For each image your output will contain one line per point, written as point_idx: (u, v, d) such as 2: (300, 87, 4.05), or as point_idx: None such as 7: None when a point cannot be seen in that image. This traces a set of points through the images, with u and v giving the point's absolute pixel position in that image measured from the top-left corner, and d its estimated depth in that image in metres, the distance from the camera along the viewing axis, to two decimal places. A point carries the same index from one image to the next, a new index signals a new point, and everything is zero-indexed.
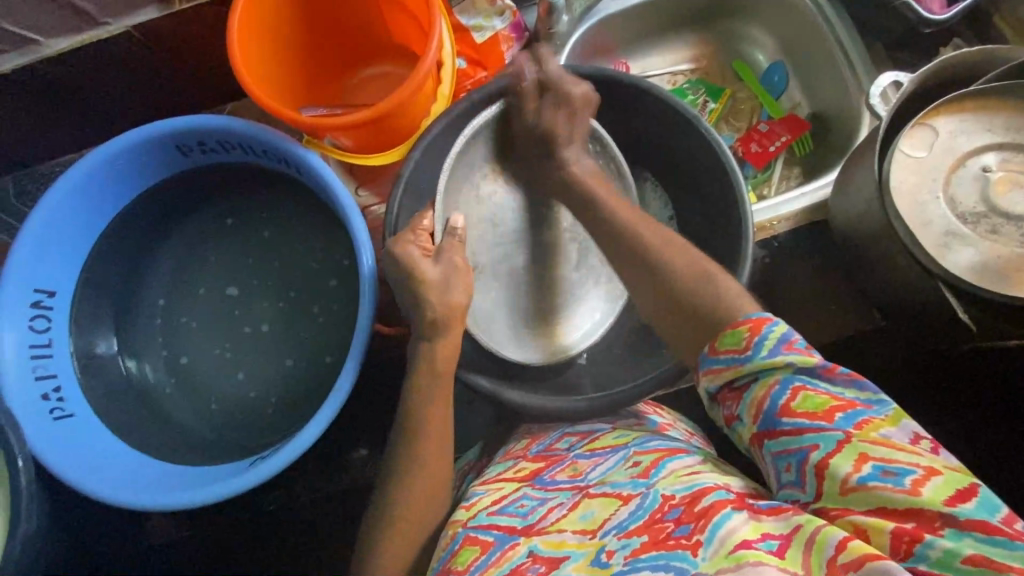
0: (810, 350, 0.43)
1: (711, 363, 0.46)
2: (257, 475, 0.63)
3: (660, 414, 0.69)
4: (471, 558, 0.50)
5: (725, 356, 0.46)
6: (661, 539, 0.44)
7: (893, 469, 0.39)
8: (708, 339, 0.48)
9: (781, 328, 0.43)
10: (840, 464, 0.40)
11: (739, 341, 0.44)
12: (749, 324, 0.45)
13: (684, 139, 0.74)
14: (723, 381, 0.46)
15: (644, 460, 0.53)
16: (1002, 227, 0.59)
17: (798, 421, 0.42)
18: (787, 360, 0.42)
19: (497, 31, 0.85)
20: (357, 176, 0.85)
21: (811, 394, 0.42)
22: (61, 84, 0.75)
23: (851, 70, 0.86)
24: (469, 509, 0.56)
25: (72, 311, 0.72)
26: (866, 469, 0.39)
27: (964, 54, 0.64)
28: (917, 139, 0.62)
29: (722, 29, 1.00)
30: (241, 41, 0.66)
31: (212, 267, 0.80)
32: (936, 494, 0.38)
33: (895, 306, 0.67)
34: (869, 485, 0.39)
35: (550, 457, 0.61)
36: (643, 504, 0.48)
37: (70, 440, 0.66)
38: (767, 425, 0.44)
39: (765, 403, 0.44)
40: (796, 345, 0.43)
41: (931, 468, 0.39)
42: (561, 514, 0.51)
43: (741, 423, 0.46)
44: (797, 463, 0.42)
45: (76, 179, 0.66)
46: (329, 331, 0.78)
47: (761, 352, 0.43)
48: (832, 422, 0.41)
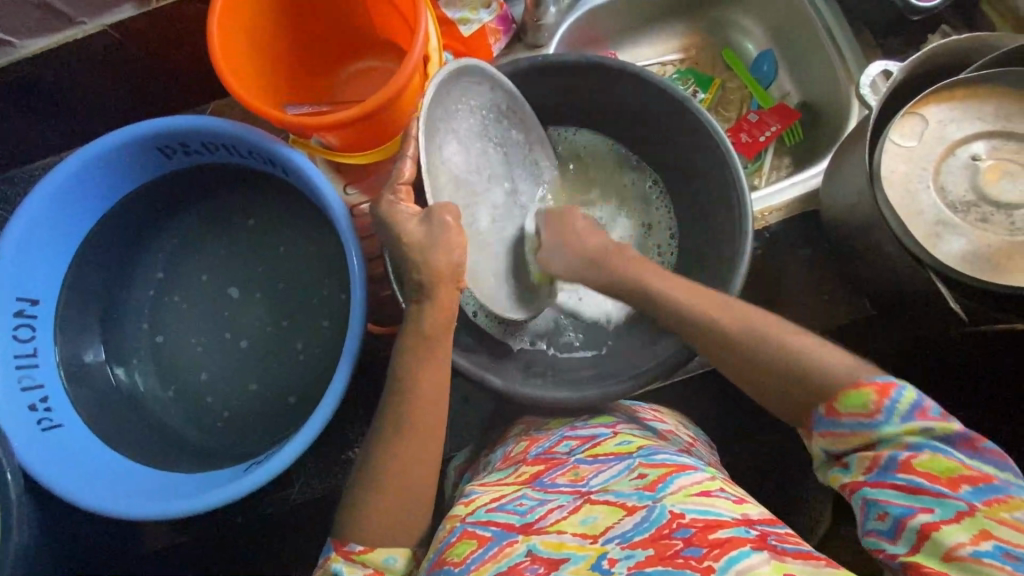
0: (947, 419, 0.42)
1: (831, 423, 0.46)
2: (253, 480, 0.62)
3: (662, 420, 0.70)
4: (467, 551, 0.50)
5: (848, 417, 0.45)
6: (669, 555, 0.44)
7: (1016, 554, 0.37)
8: (825, 400, 0.47)
9: (914, 394, 0.43)
10: (954, 533, 0.39)
11: (867, 403, 0.44)
12: (876, 386, 0.44)
13: (677, 129, 0.74)
14: (847, 441, 0.45)
15: (650, 473, 0.53)
16: (992, 215, 0.59)
17: (914, 479, 0.41)
18: (923, 427, 0.42)
19: (485, 23, 0.83)
20: (346, 175, 0.84)
21: (939, 458, 0.41)
22: (37, 85, 0.73)
23: (840, 58, 0.86)
24: (466, 506, 0.56)
25: (57, 319, 0.71)
26: (983, 546, 0.38)
27: (956, 42, 0.63)
28: (907, 129, 0.62)
29: (711, 17, 0.99)
30: (222, 39, 0.64)
31: (199, 270, 0.78)
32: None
33: (887, 294, 0.67)
34: (983, 561, 0.37)
35: (550, 460, 0.61)
36: (649, 517, 0.48)
37: (57, 451, 0.65)
38: (876, 476, 0.43)
39: (882, 457, 0.43)
40: (932, 412, 0.43)
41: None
42: (560, 516, 0.51)
43: (845, 470, 0.45)
44: (897, 518, 0.41)
45: (55, 185, 0.65)
46: (319, 333, 0.77)
47: (891, 415, 0.43)
48: (956, 491, 0.40)
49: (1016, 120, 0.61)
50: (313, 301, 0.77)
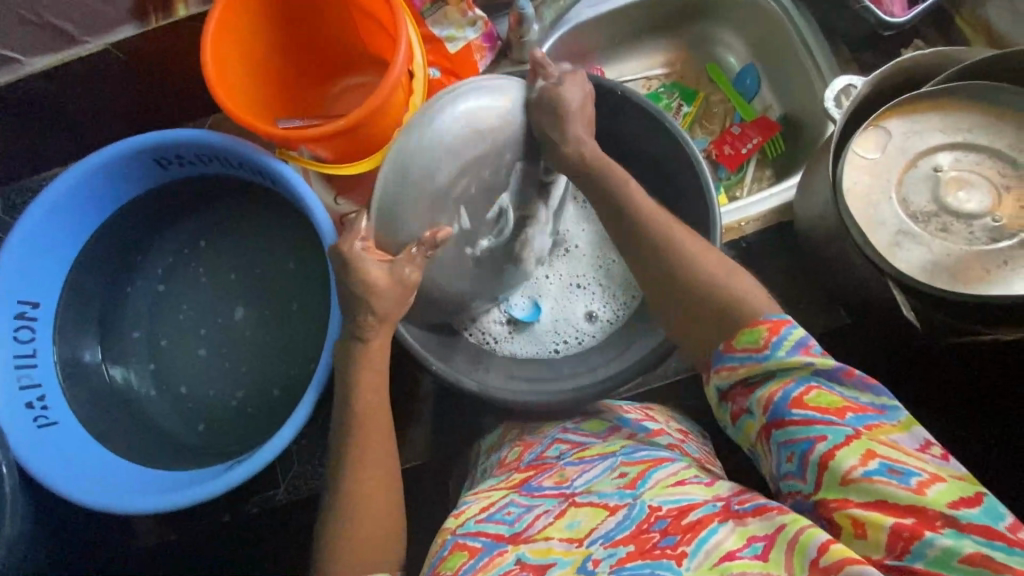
0: (826, 354, 0.46)
1: (726, 359, 0.49)
2: (233, 477, 0.65)
3: (652, 419, 0.68)
4: (459, 564, 0.51)
5: (743, 352, 0.48)
6: (648, 549, 0.46)
7: (899, 468, 0.41)
8: (723, 337, 0.51)
9: (799, 332, 0.46)
10: (846, 457, 0.42)
11: (758, 340, 0.47)
12: (769, 324, 0.48)
13: (654, 141, 0.76)
14: (736, 377, 0.49)
15: (631, 471, 0.54)
16: (952, 225, 0.60)
17: (807, 413, 0.44)
18: (805, 360, 0.45)
19: (470, 41, 0.87)
20: (335, 186, 0.87)
21: (826, 392, 0.44)
22: (45, 99, 0.77)
23: (817, 74, 0.88)
24: (458, 517, 0.57)
25: (56, 322, 0.74)
26: (872, 465, 0.41)
27: (916, 57, 0.65)
28: (870, 141, 0.63)
29: (693, 33, 1.02)
30: (216, 57, 0.68)
31: (192, 275, 0.82)
32: (940, 497, 0.39)
33: (854, 300, 0.68)
34: (873, 478, 0.41)
35: (541, 465, 0.61)
36: (631, 514, 0.49)
37: (53, 447, 0.68)
38: (775, 416, 0.46)
39: (776, 396, 0.46)
40: (813, 350, 0.46)
41: (935, 474, 0.40)
42: (547, 522, 0.52)
43: (750, 414, 0.48)
44: (801, 454, 0.44)
45: (56, 194, 0.69)
46: (306, 338, 0.80)
47: (779, 351, 0.46)
48: (843, 419, 0.43)
49: (978, 133, 0.63)
50: (303, 304, 0.80)
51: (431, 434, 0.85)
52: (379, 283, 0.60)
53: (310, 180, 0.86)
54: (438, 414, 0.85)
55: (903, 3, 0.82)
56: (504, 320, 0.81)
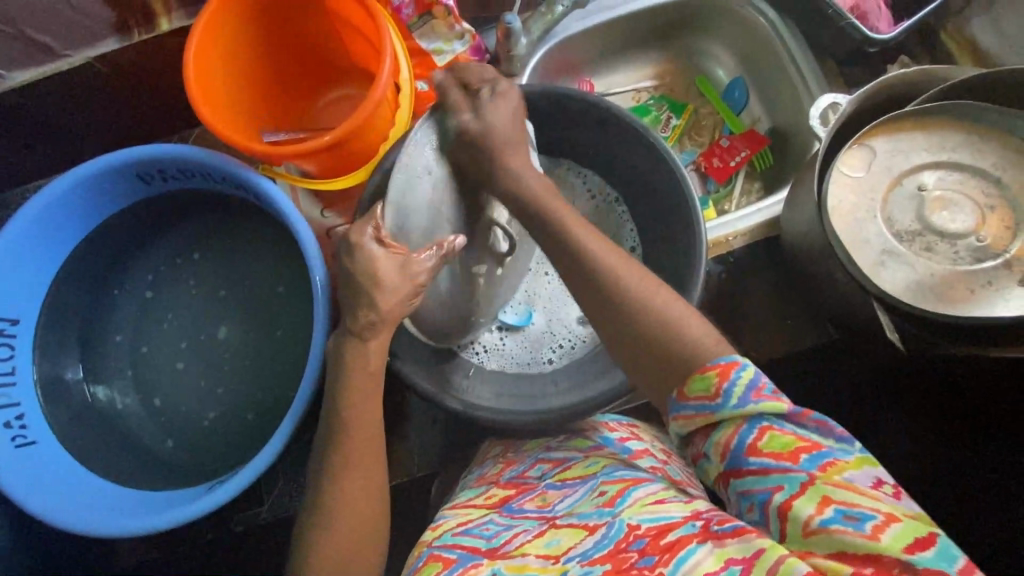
0: (778, 394, 0.43)
1: (681, 408, 0.47)
2: (213, 500, 0.64)
3: (638, 438, 0.68)
4: (432, 574, 0.51)
5: (696, 402, 0.46)
6: (625, 569, 0.45)
7: (854, 513, 0.39)
8: (677, 384, 0.48)
9: (748, 374, 0.44)
10: (802, 506, 0.41)
11: (709, 388, 0.45)
12: (718, 369, 0.45)
13: (641, 156, 0.76)
14: (694, 425, 0.46)
15: (610, 490, 0.54)
16: (936, 245, 0.60)
17: (763, 461, 0.43)
18: (756, 408, 0.43)
19: (457, 54, 0.86)
20: (322, 199, 0.86)
21: (778, 435, 0.43)
22: (26, 112, 0.76)
23: (804, 88, 0.88)
24: (435, 530, 0.58)
25: (36, 339, 0.73)
26: (828, 512, 0.40)
27: (900, 75, 0.65)
28: (855, 160, 0.64)
29: (682, 46, 1.02)
30: (198, 70, 0.67)
31: (175, 290, 0.81)
32: (895, 541, 0.38)
33: (839, 318, 0.68)
34: (830, 528, 0.39)
35: (522, 485, 0.63)
36: (609, 533, 0.49)
37: (30, 468, 0.67)
38: (733, 465, 0.44)
39: (731, 443, 0.44)
40: (764, 392, 0.44)
41: (891, 514, 0.39)
42: (525, 539, 0.53)
43: (708, 461, 0.46)
44: (761, 504, 0.43)
45: (35, 210, 0.68)
46: (291, 354, 0.79)
47: (730, 400, 0.44)
48: (797, 463, 0.42)
49: (961, 151, 0.63)
50: (287, 319, 0.79)
51: (418, 450, 0.84)
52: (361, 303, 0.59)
53: (296, 193, 0.86)
54: (425, 429, 0.84)
55: (889, 19, 0.83)
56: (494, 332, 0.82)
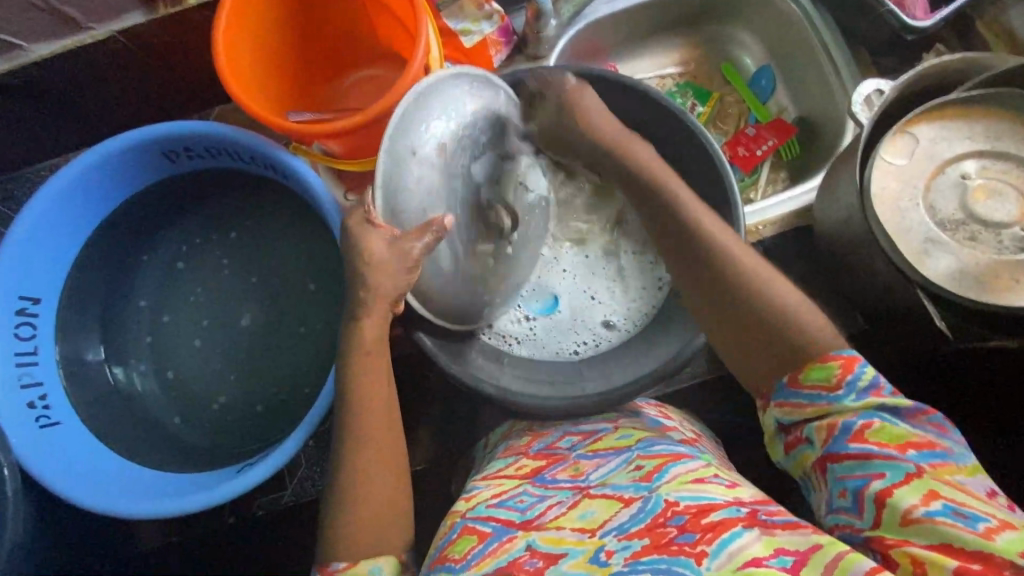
0: (898, 394, 0.44)
1: (792, 393, 0.47)
2: (243, 483, 0.63)
3: (666, 416, 0.69)
4: (468, 548, 0.51)
5: (810, 388, 0.46)
6: (663, 543, 0.45)
7: (966, 511, 0.39)
8: (787, 370, 0.48)
9: (872, 371, 0.44)
10: (905, 496, 0.40)
11: (831, 376, 0.45)
12: (841, 361, 0.45)
13: (676, 141, 0.75)
14: (798, 414, 0.46)
15: (647, 465, 0.54)
16: (980, 234, 0.60)
17: (866, 448, 0.42)
18: (883, 402, 0.43)
19: (485, 34, 0.85)
20: (346, 181, 0.85)
21: (889, 427, 0.43)
22: (46, 86, 0.74)
23: (836, 76, 0.87)
24: (468, 501, 0.58)
25: (57, 319, 0.72)
26: (934, 505, 0.39)
27: (943, 63, 0.64)
28: (898, 147, 0.63)
29: (709, 33, 1.00)
30: (228, 46, 0.66)
31: (198, 271, 0.80)
32: (1009, 545, 0.37)
33: (875, 307, 0.67)
34: (936, 519, 0.39)
35: (552, 456, 0.62)
36: (645, 507, 0.49)
37: (54, 448, 0.66)
38: (834, 450, 0.44)
39: (837, 429, 0.44)
40: (886, 390, 0.44)
41: (1005, 521, 0.39)
42: (560, 512, 0.52)
43: (808, 446, 0.46)
44: (855, 490, 0.42)
45: (60, 186, 0.66)
46: (316, 338, 0.78)
47: (852, 392, 0.44)
48: (904, 454, 0.41)
49: (1005, 140, 0.62)
50: (315, 303, 0.78)
51: (440, 436, 0.84)
52: (398, 284, 0.58)
53: (319, 174, 0.84)
54: (449, 415, 0.84)
55: (926, 6, 0.82)
56: (516, 319, 0.80)
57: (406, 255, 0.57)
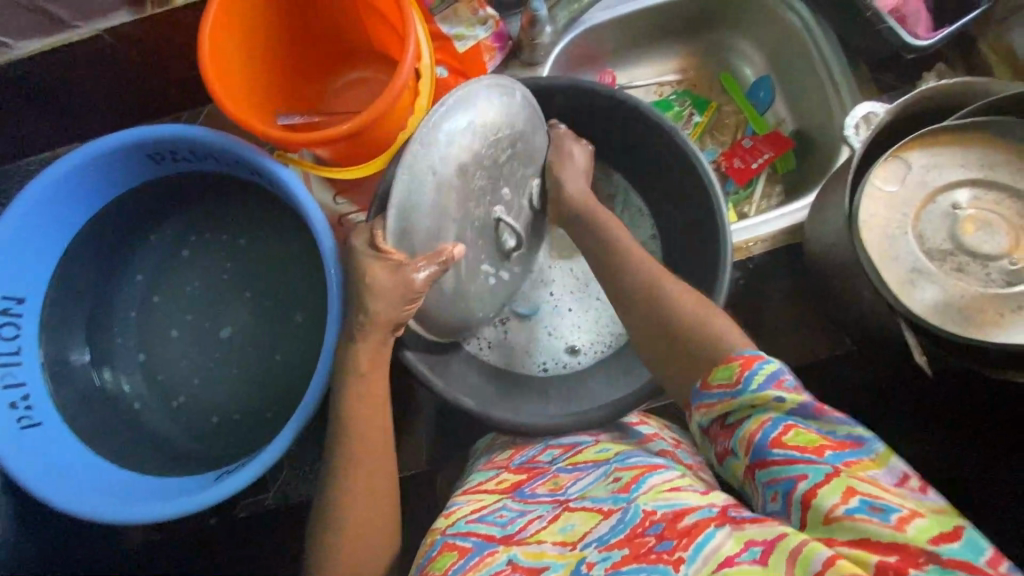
0: (800, 389, 0.44)
1: (705, 396, 0.48)
2: (221, 491, 0.63)
3: (648, 424, 0.69)
4: (448, 563, 0.51)
5: (717, 389, 0.47)
6: (642, 553, 0.44)
7: (879, 504, 0.38)
8: (702, 375, 0.49)
9: (772, 366, 0.44)
10: (827, 495, 0.39)
11: (731, 375, 0.46)
12: (740, 360, 0.46)
13: (667, 157, 0.74)
14: (714, 416, 0.47)
15: (624, 476, 0.53)
16: (967, 265, 0.59)
17: (788, 453, 0.42)
18: (777, 397, 0.43)
19: (480, 40, 0.84)
20: (336, 185, 0.84)
21: (802, 430, 0.42)
22: (33, 85, 0.73)
23: (835, 91, 0.85)
24: (448, 517, 0.58)
25: (41, 319, 0.72)
26: (852, 502, 0.39)
27: (940, 87, 0.63)
28: (889, 173, 0.62)
29: (709, 41, 0.99)
30: (214, 49, 0.65)
31: (185, 274, 0.80)
32: (920, 533, 0.37)
33: (860, 333, 0.67)
34: (855, 517, 0.38)
35: (533, 469, 0.63)
36: (624, 518, 0.48)
37: (36, 450, 0.66)
38: (757, 456, 0.44)
39: (755, 437, 0.44)
40: (786, 384, 0.44)
41: (916, 509, 0.38)
42: (540, 526, 0.52)
43: (734, 456, 0.46)
44: (784, 494, 0.42)
45: (45, 185, 0.66)
46: (300, 343, 0.78)
47: (751, 387, 0.44)
48: (820, 456, 0.41)
49: (999, 169, 0.61)
50: (299, 309, 0.78)
51: (424, 442, 0.84)
52: (398, 313, 0.59)
53: (308, 178, 0.84)
54: (433, 423, 0.84)
55: (928, 24, 0.80)
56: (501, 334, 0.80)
57: (407, 284, 0.57)
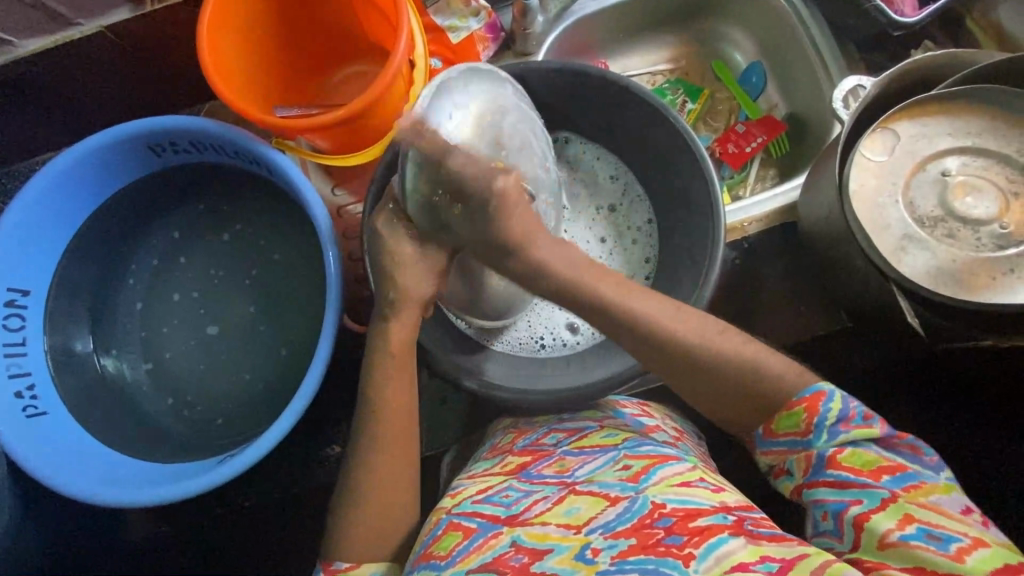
0: (868, 423, 0.44)
1: (768, 439, 0.48)
2: (222, 474, 0.63)
3: (648, 416, 0.69)
4: (452, 545, 0.51)
5: (784, 434, 0.47)
6: (650, 544, 0.44)
7: (938, 534, 0.40)
8: (762, 418, 0.49)
9: (837, 405, 0.45)
10: (882, 520, 0.41)
11: (798, 423, 0.46)
12: (804, 404, 0.46)
13: (660, 138, 0.75)
14: (781, 451, 0.47)
15: (635, 465, 0.54)
16: (958, 231, 0.59)
17: (842, 475, 0.43)
18: (846, 437, 0.44)
19: (473, 31, 0.86)
20: (334, 176, 0.85)
21: (861, 454, 0.44)
22: (37, 82, 0.75)
23: (825, 72, 0.86)
24: (454, 498, 0.58)
25: (46, 309, 0.73)
26: (909, 529, 0.40)
27: (926, 59, 0.64)
28: (877, 144, 0.62)
29: (699, 28, 1.00)
30: (211, 40, 0.66)
31: (187, 266, 0.81)
32: (980, 564, 0.38)
33: (854, 306, 0.67)
34: (911, 543, 0.40)
35: (538, 452, 0.62)
36: (632, 508, 0.49)
37: (42, 437, 0.67)
38: (813, 478, 0.45)
39: (814, 460, 0.45)
40: (853, 421, 0.44)
41: (978, 539, 0.40)
42: (545, 508, 0.52)
43: (789, 476, 0.47)
44: (835, 514, 0.43)
45: (50, 177, 0.67)
46: (301, 330, 0.79)
47: (821, 431, 0.45)
48: (879, 481, 0.42)
49: (987, 137, 0.62)
50: (299, 296, 0.79)
51: (425, 429, 0.84)
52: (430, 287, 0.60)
53: (307, 170, 0.85)
54: (434, 409, 0.85)
55: (914, 2, 0.81)
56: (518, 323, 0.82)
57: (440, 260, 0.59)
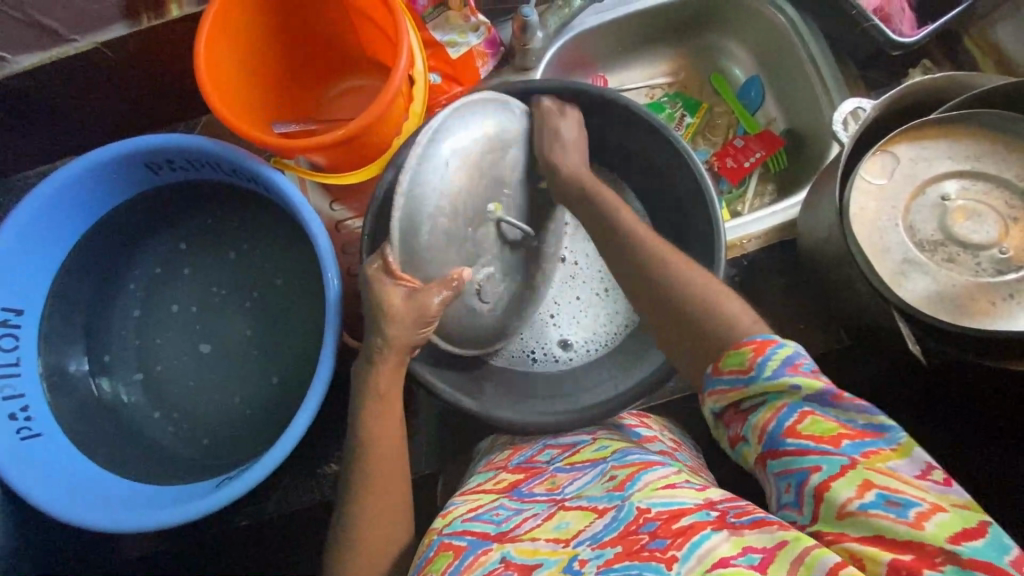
0: (815, 374, 0.42)
1: (716, 383, 0.45)
2: (218, 500, 0.63)
3: (647, 427, 0.68)
4: (443, 565, 0.50)
5: (730, 376, 0.44)
6: (635, 550, 0.43)
7: (896, 500, 0.38)
8: (713, 359, 0.47)
9: (786, 351, 0.42)
10: (842, 489, 0.39)
11: (743, 362, 0.43)
12: (753, 346, 0.44)
13: (660, 156, 0.75)
14: (729, 401, 0.45)
15: (621, 474, 0.53)
16: (958, 255, 0.60)
17: (801, 443, 0.41)
18: (793, 382, 0.41)
19: (472, 46, 0.85)
20: (332, 192, 0.85)
21: (818, 418, 0.41)
22: (30, 99, 0.74)
23: (824, 89, 0.86)
24: (444, 518, 0.57)
25: (40, 329, 0.72)
26: (868, 497, 0.38)
27: (926, 82, 0.64)
28: (877, 167, 0.63)
29: (698, 43, 1.00)
30: (209, 59, 0.65)
31: (183, 283, 0.80)
32: (939, 531, 0.36)
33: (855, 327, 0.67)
34: (870, 512, 0.38)
35: (531, 469, 0.61)
36: (618, 516, 0.47)
37: (36, 460, 0.66)
38: (770, 446, 0.43)
39: (770, 424, 0.43)
40: (802, 368, 0.42)
41: (937, 503, 0.37)
42: (535, 523, 0.51)
43: (745, 443, 0.45)
44: (797, 485, 0.41)
45: (42, 196, 0.66)
46: (299, 348, 0.78)
47: (765, 374, 0.42)
48: (837, 447, 0.40)
49: (985, 161, 0.62)
50: (296, 314, 0.79)
51: (424, 446, 0.84)
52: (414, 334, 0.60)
53: (304, 185, 0.84)
54: (432, 426, 0.84)
55: (912, 22, 0.82)
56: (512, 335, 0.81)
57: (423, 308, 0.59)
